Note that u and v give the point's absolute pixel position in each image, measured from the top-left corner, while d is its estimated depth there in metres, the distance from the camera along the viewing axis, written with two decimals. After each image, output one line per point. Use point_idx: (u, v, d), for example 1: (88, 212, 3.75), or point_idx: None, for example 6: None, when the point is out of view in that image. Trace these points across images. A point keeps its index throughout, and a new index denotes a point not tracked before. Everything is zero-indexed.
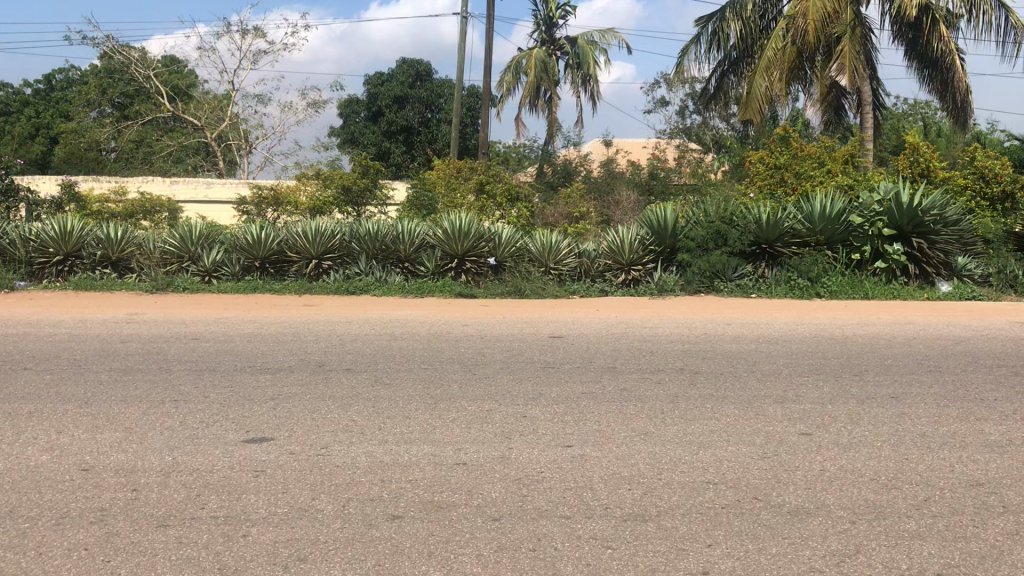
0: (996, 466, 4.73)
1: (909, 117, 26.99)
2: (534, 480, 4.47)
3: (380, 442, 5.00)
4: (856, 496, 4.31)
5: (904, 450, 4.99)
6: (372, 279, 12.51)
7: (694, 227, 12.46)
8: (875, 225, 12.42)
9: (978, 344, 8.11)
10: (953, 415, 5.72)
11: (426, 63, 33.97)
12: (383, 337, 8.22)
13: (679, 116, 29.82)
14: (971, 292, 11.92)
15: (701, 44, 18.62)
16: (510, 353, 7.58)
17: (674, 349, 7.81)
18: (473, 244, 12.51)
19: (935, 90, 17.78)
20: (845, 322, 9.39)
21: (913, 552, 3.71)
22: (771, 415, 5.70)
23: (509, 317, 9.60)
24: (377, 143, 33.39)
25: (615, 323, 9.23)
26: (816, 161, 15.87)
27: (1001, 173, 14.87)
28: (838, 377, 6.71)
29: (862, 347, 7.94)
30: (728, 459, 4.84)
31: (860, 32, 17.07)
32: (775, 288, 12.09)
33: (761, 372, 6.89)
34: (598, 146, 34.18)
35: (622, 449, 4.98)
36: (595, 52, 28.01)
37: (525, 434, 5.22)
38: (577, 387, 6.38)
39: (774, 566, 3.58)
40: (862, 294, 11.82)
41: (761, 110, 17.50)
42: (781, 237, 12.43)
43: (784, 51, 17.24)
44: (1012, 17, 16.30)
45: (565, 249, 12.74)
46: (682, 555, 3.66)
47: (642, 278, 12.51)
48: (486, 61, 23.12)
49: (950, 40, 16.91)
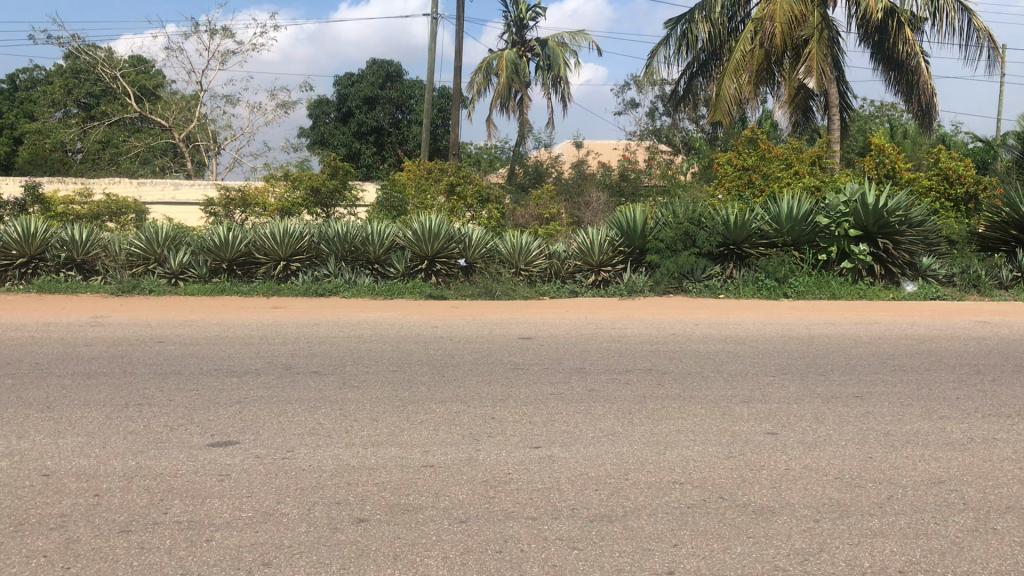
0: (958, 464, 4.79)
1: (875, 120, 27.33)
2: (501, 481, 4.46)
3: (347, 445, 4.97)
4: (820, 495, 4.35)
5: (867, 449, 5.04)
6: (341, 280, 12.44)
7: (663, 229, 12.54)
8: (841, 225, 12.55)
9: (942, 342, 8.22)
10: (916, 413, 5.79)
11: (396, 64, 33.86)
12: (351, 339, 8.19)
13: (649, 119, 29.98)
14: (934, 292, 12.09)
15: (670, 46, 18.71)
16: (479, 354, 7.59)
17: (643, 349, 7.84)
18: (443, 245, 12.45)
19: (900, 92, 17.96)
20: (810, 322, 9.49)
21: (876, 550, 3.75)
22: (737, 414, 5.74)
23: (480, 319, 9.60)
24: (347, 144, 33.32)
25: (585, 324, 9.27)
26: (783, 161, 16.01)
27: (966, 174, 15.16)
28: (804, 377, 6.77)
29: (827, 346, 8.03)
30: (695, 458, 4.86)
31: (827, 35, 17.22)
32: (743, 288, 12.18)
33: (728, 372, 6.94)
34: (568, 148, 34.34)
35: (591, 450, 4.98)
36: (566, 53, 28.16)
37: (493, 435, 5.22)
38: (546, 388, 6.37)
39: (738, 565, 3.61)
40: (828, 295, 11.96)
41: (730, 112, 17.64)
42: (749, 238, 12.53)
43: (752, 53, 17.34)
44: (975, 20, 16.54)
45: (535, 250, 12.71)
46: (647, 556, 3.67)
47: (612, 279, 12.55)
48: (456, 61, 23.08)
49: (915, 43, 17.12)
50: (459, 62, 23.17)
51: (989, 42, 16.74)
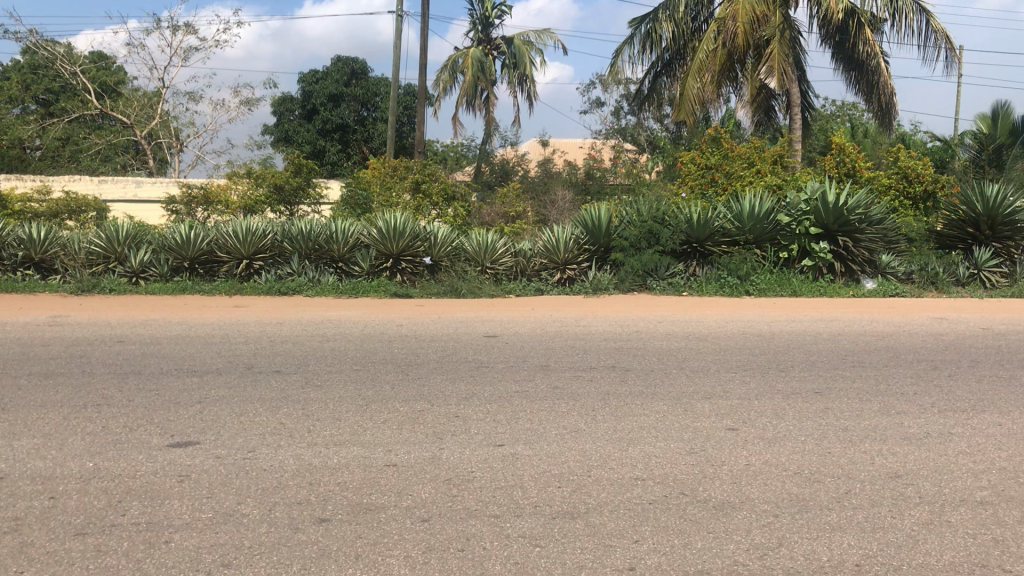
0: (914, 459, 4.87)
1: (836, 119, 27.67)
2: (463, 480, 4.46)
3: (308, 445, 4.94)
4: (779, 490, 4.40)
5: (826, 444, 5.11)
6: (304, 279, 12.35)
7: (627, 227, 12.60)
8: (802, 223, 12.71)
9: (900, 339, 8.35)
10: (874, 408, 5.88)
11: (361, 61, 33.68)
12: (315, 338, 8.14)
13: (614, 117, 30.10)
14: (893, 289, 12.27)
15: (634, 45, 18.80)
16: (443, 352, 7.58)
17: (607, 347, 7.87)
18: (408, 243, 12.42)
19: (860, 92, 18.19)
20: (773, 319, 9.58)
21: (833, 544, 3.80)
22: (699, 410, 5.79)
23: (444, 317, 9.58)
24: (311, 141, 33.12)
25: (550, 322, 9.29)
26: (745, 160, 16.17)
27: (924, 173, 15.40)
28: (765, 373, 6.85)
29: (788, 343, 8.12)
30: (656, 455, 4.90)
31: (788, 35, 17.40)
32: (706, 285, 12.27)
33: (690, 369, 6.99)
34: (534, 146, 34.38)
35: (554, 447, 5.00)
36: (531, 52, 28.18)
37: (457, 434, 5.21)
38: (510, 386, 6.38)
39: (698, 560, 3.64)
40: (789, 292, 12.10)
41: (693, 111, 17.77)
42: (712, 236, 12.63)
43: (715, 53, 17.46)
44: (933, 21, 16.80)
45: (501, 248, 12.69)
46: (609, 552, 3.69)
47: (577, 277, 12.59)
48: (421, 59, 23.00)
49: (875, 43, 17.35)
50: (425, 59, 23.09)
51: (947, 43, 17.01)
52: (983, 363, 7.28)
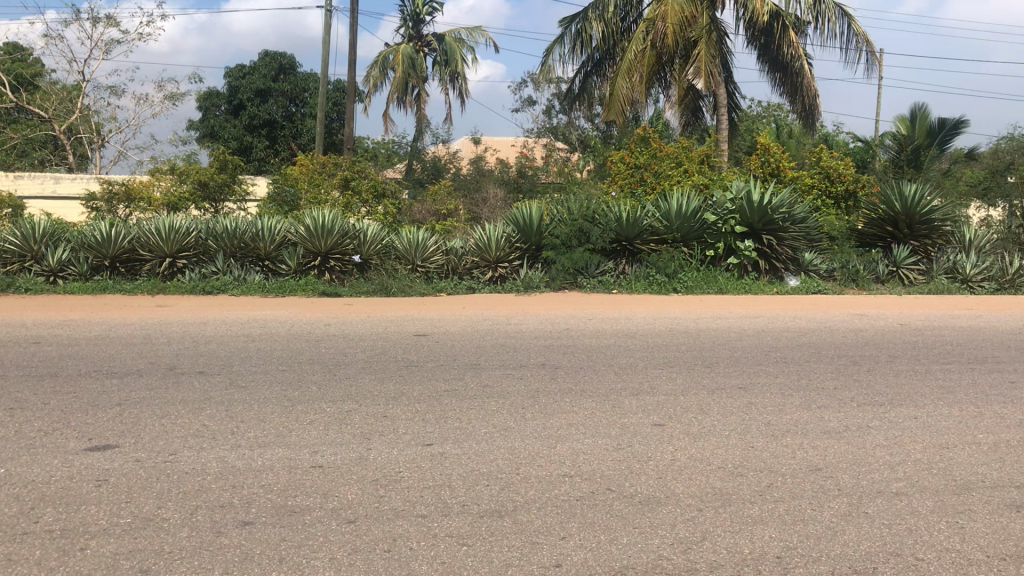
0: (833, 452, 4.99)
1: (762, 120, 28.23)
2: (391, 480, 4.43)
3: (232, 447, 4.85)
4: (704, 484, 4.47)
5: (749, 438, 5.20)
6: (230, 278, 12.11)
7: (558, 225, 12.67)
8: (728, 222, 12.94)
9: (821, 335, 8.55)
10: (796, 403, 6.01)
11: (290, 56, 33.22)
12: (240, 338, 8.00)
13: (545, 116, 30.23)
14: (815, 286, 12.58)
15: (565, 44, 18.91)
16: (372, 351, 7.52)
17: (537, 345, 7.89)
18: (337, 241, 12.29)
19: (784, 93, 18.60)
20: (699, 316, 9.72)
21: (755, 537, 3.87)
22: (627, 407, 5.85)
23: (373, 316, 9.50)
24: (238, 137, 32.55)
25: (480, 320, 9.28)
26: (673, 160, 16.41)
27: (845, 173, 15.81)
28: (691, 369, 6.95)
29: (714, 339, 8.25)
30: (584, 451, 4.93)
31: (715, 36, 17.69)
32: (635, 283, 12.39)
33: (618, 366, 7.05)
34: (465, 144, 34.34)
35: (482, 446, 4.99)
36: (462, 49, 28.13)
37: (384, 434, 5.17)
38: (439, 385, 6.36)
39: (623, 555, 3.67)
40: (715, 289, 12.30)
41: (623, 111, 17.95)
42: (640, 234, 12.77)
43: (644, 53, 17.65)
44: (854, 25, 17.25)
45: (432, 246, 12.62)
46: (536, 550, 3.70)
47: (508, 275, 12.60)
48: (351, 54, 22.77)
49: (798, 46, 17.74)
50: (354, 55, 22.86)
51: (867, 47, 17.48)
52: (900, 358, 7.50)
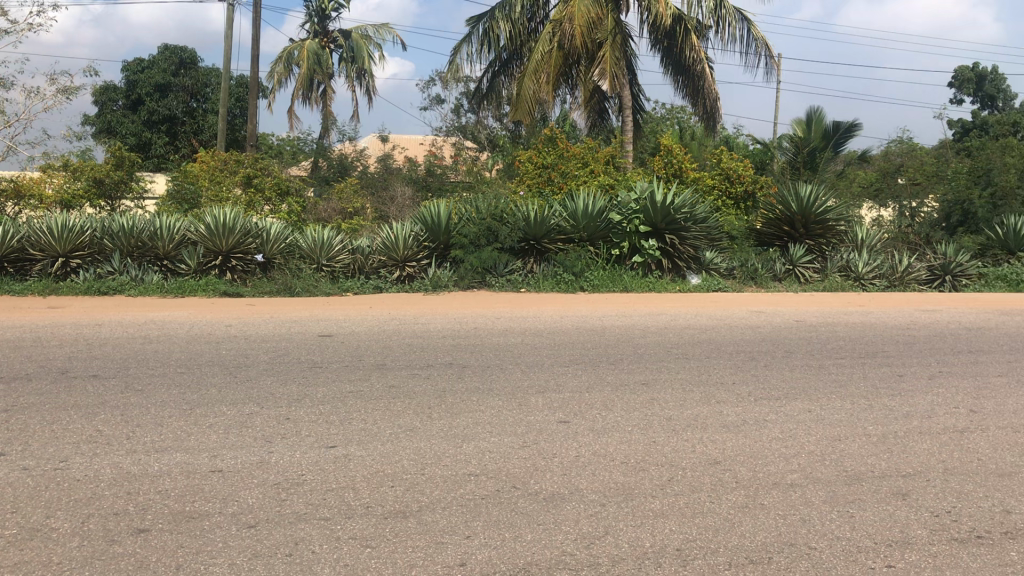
0: (732, 445, 5.12)
1: (666, 121, 28.77)
2: (293, 483, 4.36)
3: (127, 452, 4.70)
4: (607, 479, 4.54)
5: (651, 434, 5.31)
6: (126, 278, 11.72)
7: (465, 225, 12.67)
8: (632, 222, 13.15)
9: (721, 331, 8.78)
10: (697, 398, 6.15)
11: (190, 50, 32.40)
12: (137, 340, 7.75)
13: (454, 114, 30.18)
14: (716, 284, 12.90)
15: (472, 43, 18.92)
16: (275, 353, 7.39)
17: (444, 344, 7.87)
18: (239, 240, 12.04)
19: (687, 96, 19.00)
20: (604, 314, 9.86)
21: (656, 531, 3.94)
22: (533, 404, 5.89)
23: (275, 316, 9.33)
24: (136, 133, 31.56)
25: (386, 320, 9.20)
26: (580, 160, 16.60)
27: (744, 174, 16.26)
28: (596, 366, 7.04)
29: (618, 337, 8.39)
30: (490, 450, 4.95)
31: (620, 39, 17.96)
32: (542, 282, 12.48)
33: (525, 364, 7.10)
34: (372, 142, 34.04)
35: (387, 447, 4.96)
36: (369, 46, 27.87)
37: (287, 437, 5.09)
38: (344, 386, 6.28)
39: (527, 552, 3.70)
40: (621, 288, 12.49)
41: (530, 111, 18.05)
42: (548, 234, 12.87)
43: (550, 55, 17.79)
44: (753, 30, 17.73)
45: (338, 245, 12.47)
46: (440, 549, 3.69)
47: (416, 274, 12.53)
48: (254, 50, 22.31)
49: (700, 49, 18.15)
50: (257, 50, 22.41)
51: (766, 51, 17.99)
52: (796, 353, 7.75)
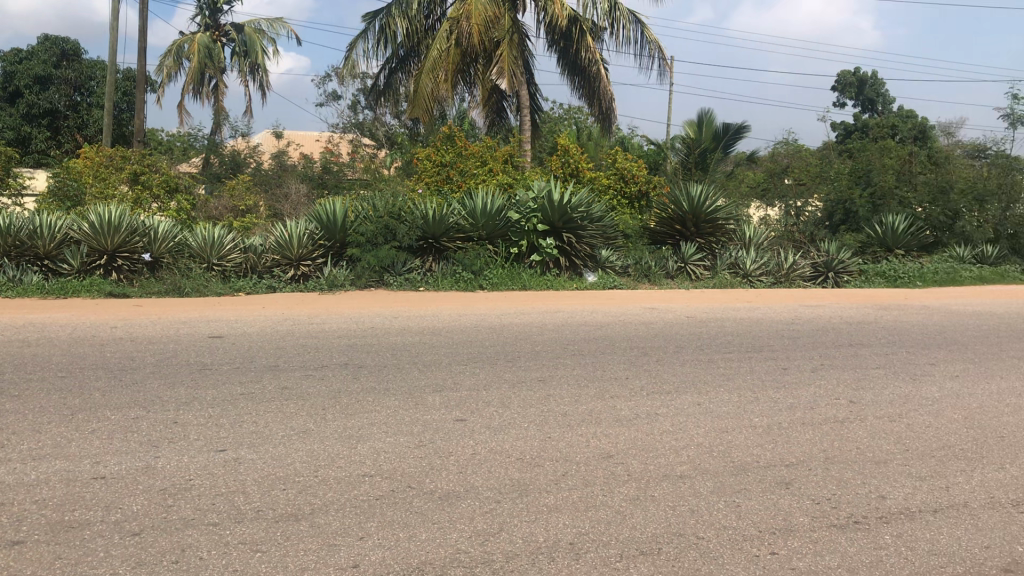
0: (625, 439, 5.22)
1: (564, 121, 29.09)
2: (180, 489, 4.24)
3: (2, 462, 4.49)
4: (502, 476, 4.56)
5: (546, 430, 5.36)
6: (4, 279, 11.19)
7: (362, 223, 12.55)
8: (530, 221, 13.26)
9: (616, 328, 8.93)
10: (592, 394, 6.24)
11: (73, 41, 31.13)
12: (13, 343, 7.41)
13: (351, 111, 29.83)
14: (612, 282, 13.12)
15: (369, 40, 18.72)
16: (164, 355, 7.17)
17: (340, 344, 7.78)
18: (125, 239, 11.64)
19: (583, 96, 19.23)
20: (502, 312, 9.90)
21: (549, 525, 3.98)
22: (429, 403, 5.88)
23: (165, 317, 9.05)
24: (14, 127, 30.13)
25: (280, 320, 9.04)
26: (478, 159, 16.63)
27: (638, 174, 16.57)
28: (493, 364, 7.07)
29: (516, 334, 8.44)
30: (385, 450, 4.92)
31: (517, 38, 18.05)
32: (440, 281, 12.45)
33: (422, 363, 7.07)
34: (267, 138, 33.36)
35: (279, 449, 4.88)
36: (263, 41, 27.28)
37: (175, 441, 4.95)
38: (235, 388, 6.14)
39: (421, 552, 3.69)
40: (519, 286, 12.57)
41: (428, 109, 17.97)
42: (446, 232, 12.84)
43: (448, 52, 17.75)
44: (647, 32, 18.07)
45: (229, 244, 12.18)
46: (333, 552, 3.65)
47: (312, 273, 12.34)
48: (142, 42, 21.56)
49: (596, 50, 18.39)
50: (145, 42, 21.68)
51: (659, 54, 18.36)
52: (687, 349, 7.94)
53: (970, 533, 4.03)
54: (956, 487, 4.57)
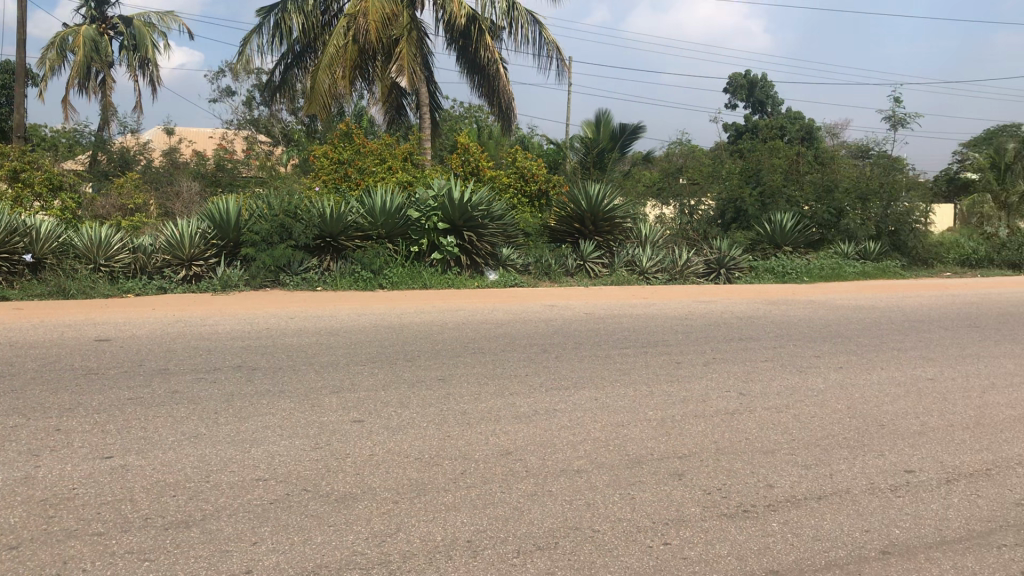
0: (523, 436, 5.26)
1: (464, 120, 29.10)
2: (62, 499, 4.08)
3: None
4: (399, 477, 4.53)
5: (445, 429, 5.35)
6: None
7: (257, 222, 12.29)
8: (430, 219, 13.22)
9: (515, 325, 8.99)
10: (491, 391, 6.26)
11: None
12: None
13: (246, 108, 29.17)
14: (513, 280, 13.20)
15: (263, 35, 18.33)
16: (46, 360, 6.87)
17: (234, 346, 7.61)
18: (5, 239, 11.02)
19: (482, 95, 19.26)
20: (402, 311, 9.84)
21: (447, 524, 3.98)
22: (326, 405, 5.80)
23: (47, 321, 8.68)
24: None
25: (171, 322, 8.77)
26: (377, 157, 16.49)
27: (538, 173, 16.72)
28: (392, 364, 7.02)
29: (416, 333, 8.40)
30: (280, 453, 4.83)
31: (416, 36, 17.96)
32: (339, 280, 12.29)
33: (319, 364, 6.97)
34: (157, 134, 32.30)
35: (169, 455, 4.73)
36: (153, 34, 26.41)
37: (57, 449, 4.75)
38: (123, 393, 5.93)
39: (317, 555, 3.64)
40: (420, 285, 12.53)
41: (325, 106, 17.70)
42: (345, 231, 12.67)
43: (345, 49, 17.50)
44: (545, 33, 18.23)
45: (117, 244, 11.78)
46: (225, 558, 3.57)
47: (205, 273, 12.03)
48: (21, 33, 20.60)
49: (494, 49, 18.44)
50: (24, 33, 20.72)
51: (557, 54, 18.54)
52: (586, 345, 8.04)
53: (852, 518, 4.20)
54: (839, 474, 4.76)
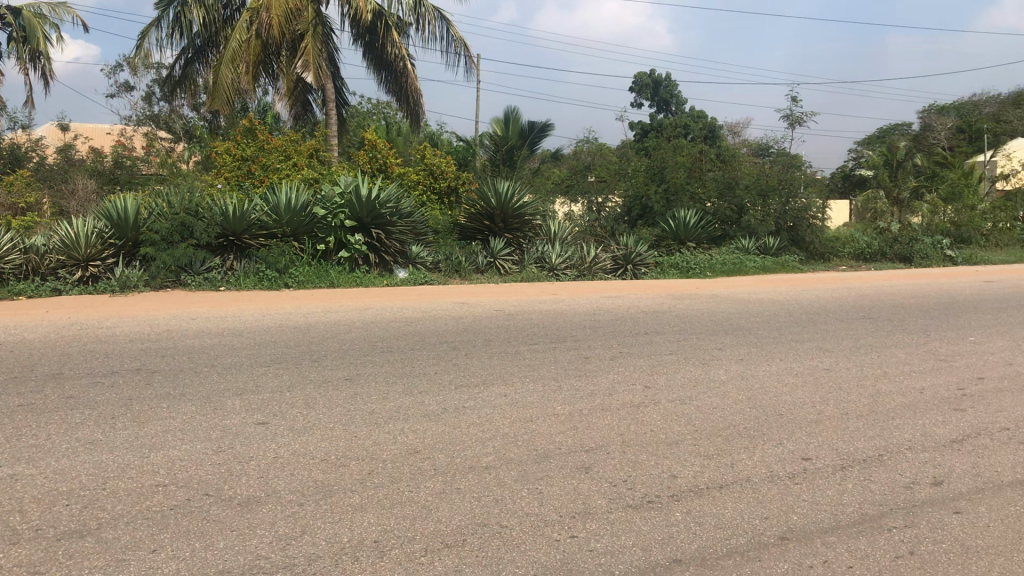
0: (431, 434, 5.24)
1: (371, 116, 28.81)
2: None
3: None
4: (305, 478, 4.47)
5: (352, 429, 5.29)
6: None
7: (156, 220, 11.93)
8: (337, 217, 13.07)
9: (424, 323, 8.95)
10: (399, 390, 6.22)
11: None
12: None
13: (145, 103, 28.28)
14: (422, 278, 13.17)
15: (162, 28, 17.80)
16: None
17: (133, 349, 7.38)
18: None
19: (390, 91, 19.10)
20: (309, 310, 9.70)
21: (354, 525, 3.94)
22: (229, 407, 5.67)
23: None
24: None
25: (66, 325, 8.45)
26: (282, 153, 16.20)
27: (447, 170, 16.69)
28: (298, 364, 6.91)
29: (323, 333, 8.30)
30: (181, 458, 4.71)
31: (321, 31, 17.69)
32: (243, 280, 12.04)
33: (222, 366, 6.82)
34: (50, 131, 31.05)
35: (63, 463, 4.56)
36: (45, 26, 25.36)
37: None
38: (13, 401, 5.69)
39: (219, 561, 3.56)
40: (328, 283, 12.38)
41: (228, 102, 17.29)
42: (249, 229, 12.41)
43: (248, 43, 17.10)
44: (452, 29, 18.19)
45: (6, 244, 11.28)
46: (121, 567, 3.46)
47: (102, 274, 11.63)
48: None
49: (401, 46, 18.31)
50: None
51: (465, 50, 18.51)
52: (494, 342, 8.07)
53: (751, 505, 4.32)
54: (740, 463, 4.89)
